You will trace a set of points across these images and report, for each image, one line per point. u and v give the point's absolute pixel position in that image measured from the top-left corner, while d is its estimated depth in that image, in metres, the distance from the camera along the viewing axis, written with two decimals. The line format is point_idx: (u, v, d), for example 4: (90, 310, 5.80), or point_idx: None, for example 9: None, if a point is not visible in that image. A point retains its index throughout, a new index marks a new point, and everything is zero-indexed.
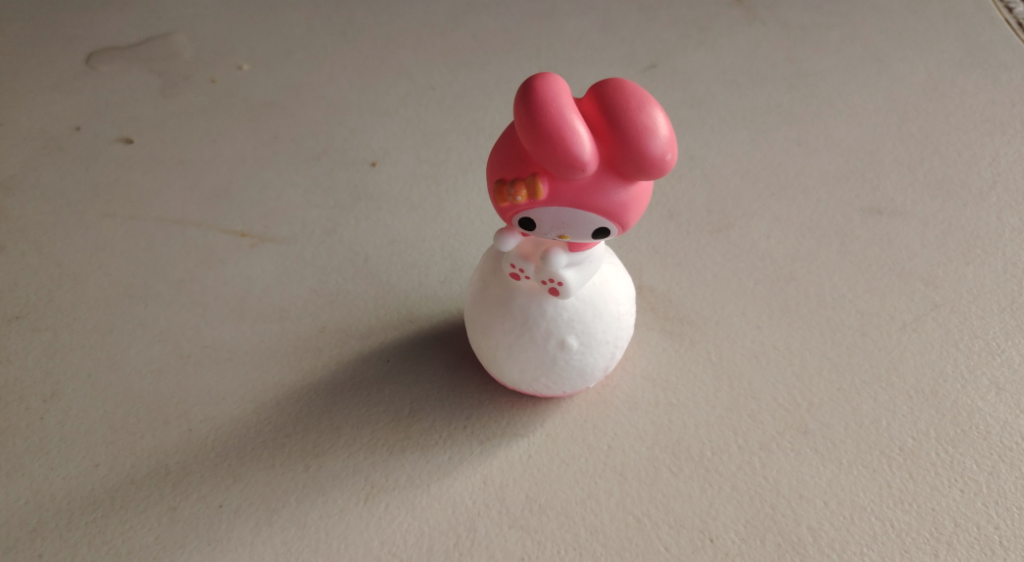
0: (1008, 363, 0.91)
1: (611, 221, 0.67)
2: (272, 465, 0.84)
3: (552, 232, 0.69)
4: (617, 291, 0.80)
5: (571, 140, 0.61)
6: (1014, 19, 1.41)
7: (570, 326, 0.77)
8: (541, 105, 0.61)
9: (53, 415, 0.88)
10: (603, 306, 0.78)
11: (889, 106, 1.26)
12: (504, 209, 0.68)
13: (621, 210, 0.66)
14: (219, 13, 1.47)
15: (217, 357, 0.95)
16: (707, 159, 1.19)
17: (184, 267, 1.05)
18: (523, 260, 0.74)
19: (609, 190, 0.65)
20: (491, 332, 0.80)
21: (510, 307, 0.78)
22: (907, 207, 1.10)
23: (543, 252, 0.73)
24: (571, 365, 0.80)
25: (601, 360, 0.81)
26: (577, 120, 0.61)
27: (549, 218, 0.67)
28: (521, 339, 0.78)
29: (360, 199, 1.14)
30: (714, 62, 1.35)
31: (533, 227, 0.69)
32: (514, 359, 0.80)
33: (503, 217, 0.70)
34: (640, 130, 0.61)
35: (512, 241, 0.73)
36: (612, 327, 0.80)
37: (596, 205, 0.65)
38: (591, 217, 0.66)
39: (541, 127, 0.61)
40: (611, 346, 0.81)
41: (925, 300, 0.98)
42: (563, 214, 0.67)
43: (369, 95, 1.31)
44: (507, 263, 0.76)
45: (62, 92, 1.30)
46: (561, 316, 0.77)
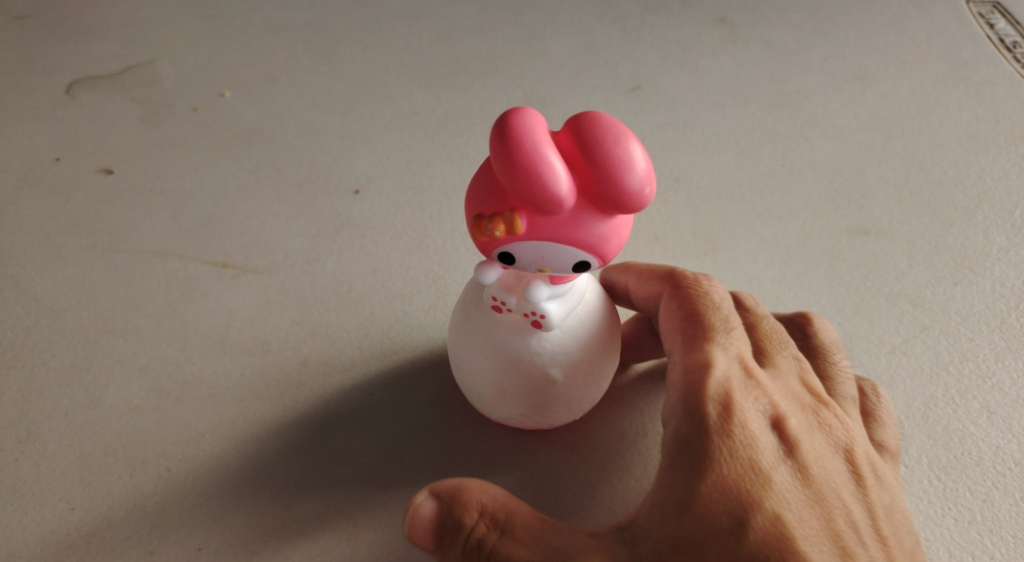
0: (998, 387, 0.90)
1: (591, 254, 0.66)
2: (253, 506, 0.83)
3: (532, 267, 0.68)
4: (601, 322, 0.78)
5: (548, 176, 0.60)
6: (996, 36, 1.42)
7: (554, 359, 0.76)
8: (517, 140, 0.60)
9: (28, 456, 0.87)
10: (586, 338, 0.77)
11: (873, 124, 1.25)
12: (483, 243, 0.67)
13: (601, 245, 0.65)
14: (199, 38, 1.46)
15: (197, 394, 0.93)
16: (692, 181, 1.18)
17: (164, 301, 1.03)
18: (504, 292, 0.73)
19: (588, 224, 0.64)
20: (475, 366, 0.78)
21: (493, 340, 0.76)
22: (894, 228, 1.09)
23: (524, 284, 0.72)
24: (555, 399, 0.78)
25: (587, 393, 0.79)
26: (553, 156, 0.61)
27: (528, 253, 0.66)
28: (505, 374, 0.76)
29: (343, 228, 1.13)
30: (698, 82, 1.35)
31: (513, 261, 0.68)
32: (498, 392, 0.78)
33: (482, 251, 0.69)
34: (618, 165, 0.61)
35: (492, 274, 0.72)
36: (597, 359, 0.78)
37: (574, 240, 0.64)
38: (571, 251, 0.65)
39: (516, 162, 0.60)
40: (597, 378, 0.79)
41: (914, 322, 0.97)
42: (543, 248, 0.65)
43: (351, 121, 1.30)
44: (488, 296, 0.74)
45: (41, 122, 1.28)
46: (544, 348, 0.76)
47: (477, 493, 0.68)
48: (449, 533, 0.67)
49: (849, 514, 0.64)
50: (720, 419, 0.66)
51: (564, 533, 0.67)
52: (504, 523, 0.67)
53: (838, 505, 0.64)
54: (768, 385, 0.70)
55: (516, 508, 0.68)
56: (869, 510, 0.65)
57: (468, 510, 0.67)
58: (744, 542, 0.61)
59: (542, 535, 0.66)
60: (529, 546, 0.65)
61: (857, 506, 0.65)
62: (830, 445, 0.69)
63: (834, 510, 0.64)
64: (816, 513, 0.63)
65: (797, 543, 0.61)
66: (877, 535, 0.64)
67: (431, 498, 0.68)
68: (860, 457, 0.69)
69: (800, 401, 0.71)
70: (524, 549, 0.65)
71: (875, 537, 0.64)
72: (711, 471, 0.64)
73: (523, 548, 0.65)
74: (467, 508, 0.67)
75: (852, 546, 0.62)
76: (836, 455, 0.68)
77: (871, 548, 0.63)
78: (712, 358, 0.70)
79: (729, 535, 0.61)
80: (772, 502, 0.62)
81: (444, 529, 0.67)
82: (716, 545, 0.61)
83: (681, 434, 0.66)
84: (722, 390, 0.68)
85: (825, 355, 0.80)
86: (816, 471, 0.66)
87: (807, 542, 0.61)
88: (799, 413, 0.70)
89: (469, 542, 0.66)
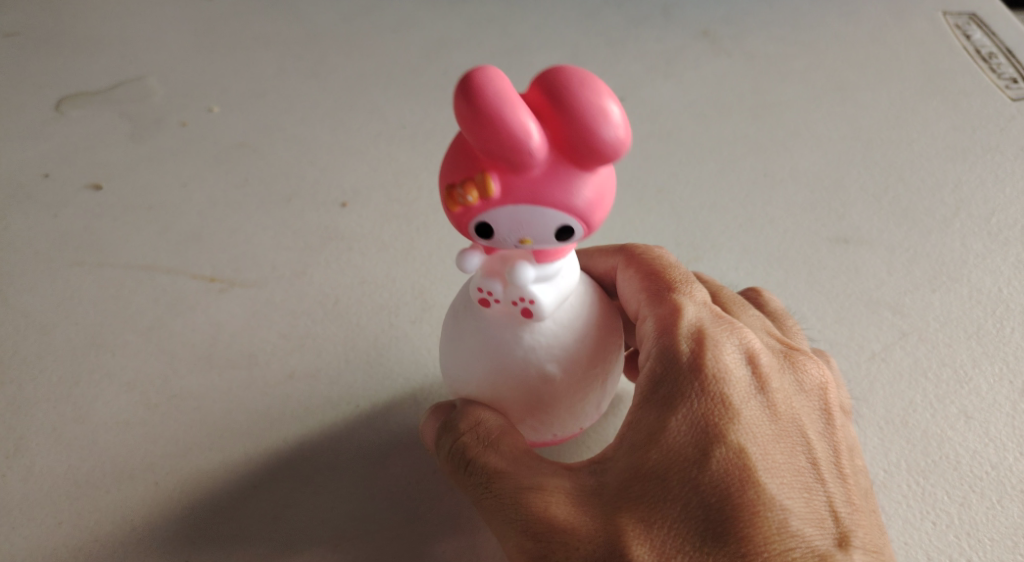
0: (975, 391, 0.92)
1: (572, 215, 0.63)
2: (239, 517, 0.84)
3: (512, 239, 0.65)
4: (595, 311, 0.76)
5: (514, 123, 0.58)
6: (972, 47, 1.44)
7: (549, 351, 0.73)
8: (479, 90, 0.58)
9: (16, 471, 0.87)
10: (582, 328, 0.74)
11: (853, 134, 1.27)
12: (455, 214, 0.65)
13: (581, 203, 0.63)
14: (189, 53, 1.47)
15: (186, 407, 0.94)
16: (675, 192, 1.19)
17: (153, 315, 1.04)
18: (489, 280, 0.70)
19: (562, 178, 0.62)
20: (467, 368, 0.74)
21: (484, 338, 0.73)
22: (873, 236, 1.11)
23: (509, 265, 0.69)
24: (554, 399, 0.74)
25: (587, 391, 0.75)
26: (518, 104, 0.59)
27: (506, 220, 0.64)
28: (500, 373, 0.73)
29: (330, 240, 1.14)
30: (681, 94, 1.37)
31: (492, 234, 0.65)
32: (494, 395, 0.74)
33: (459, 228, 0.66)
34: (586, 107, 0.59)
35: (474, 259, 0.70)
36: (594, 351, 0.75)
37: (552, 198, 0.62)
38: (548, 212, 0.63)
39: (481, 112, 0.58)
40: (596, 374, 0.76)
41: (893, 328, 0.99)
42: (520, 212, 0.63)
43: (339, 134, 1.31)
44: (474, 288, 0.72)
45: (31, 139, 1.29)
46: (538, 341, 0.73)
47: (483, 410, 0.72)
48: (447, 435, 0.72)
49: (813, 453, 0.65)
50: (693, 355, 0.67)
51: (547, 460, 0.67)
52: (493, 438, 0.69)
53: (802, 443, 0.65)
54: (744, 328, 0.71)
55: (512, 434, 0.70)
56: (833, 450, 0.66)
57: (466, 419, 0.71)
58: (707, 473, 0.61)
59: (527, 455, 0.67)
60: (507, 459, 0.67)
61: (822, 444, 0.66)
62: (804, 387, 0.69)
63: (797, 448, 0.65)
64: (782, 450, 0.64)
65: (758, 476, 0.61)
66: (838, 474, 0.65)
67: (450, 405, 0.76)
68: (834, 402, 0.69)
69: (774, 347, 0.72)
70: (503, 460, 0.67)
71: (834, 475, 0.65)
72: (680, 407, 0.64)
73: (501, 459, 0.67)
74: (467, 418, 0.71)
75: (811, 483, 0.63)
76: (808, 397, 0.69)
77: (830, 487, 0.64)
78: (683, 304, 0.72)
79: (694, 465, 0.62)
80: (739, 435, 0.63)
81: (445, 428, 0.73)
82: (677, 475, 0.62)
83: (655, 373, 0.67)
84: (695, 329, 0.69)
85: (776, 320, 0.82)
86: (784, 408, 0.66)
87: (770, 475, 0.62)
88: (773, 355, 0.70)
89: (458, 446, 0.70)
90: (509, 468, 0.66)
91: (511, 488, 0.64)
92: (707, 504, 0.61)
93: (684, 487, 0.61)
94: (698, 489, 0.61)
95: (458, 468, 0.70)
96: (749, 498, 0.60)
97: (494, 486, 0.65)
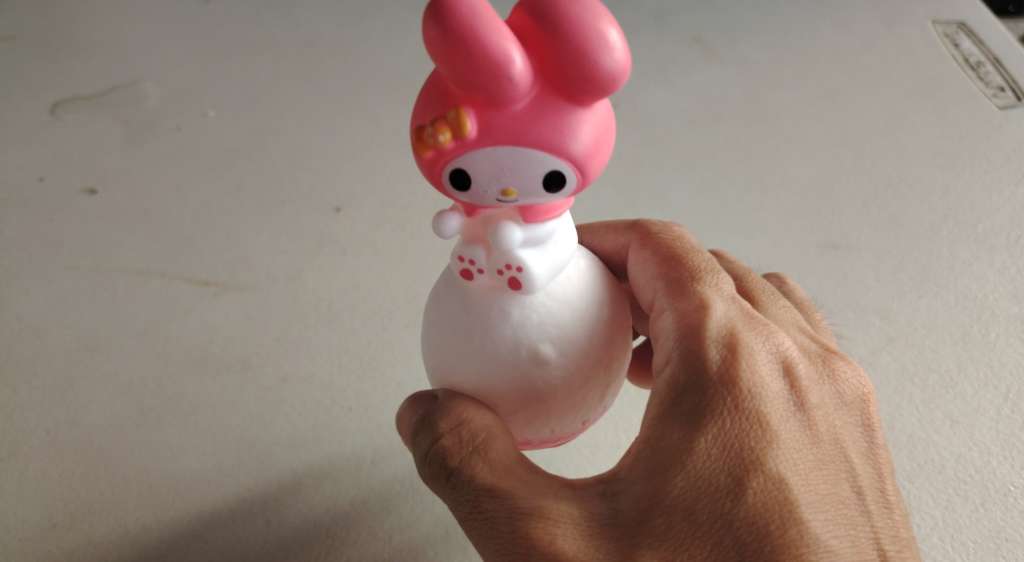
0: (961, 396, 0.93)
1: (561, 158, 0.56)
2: (232, 520, 0.85)
3: (494, 189, 0.57)
4: (597, 287, 0.67)
5: (491, 43, 0.51)
6: (961, 55, 1.45)
7: (542, 328, 0.64)
8: (450, 7, 0.51)
9: (10, 474, 0.88)
10: (580, 305, 0.65)
11: (843, 141, 1.29)
12: (426, 161, 0.57)
13: (572, 143, 0.55)
14: (184, 58, 1.48)
15: (179, 411, 0.95)
16: (667, 197, 1.21)
17: (148, 319, 1.05)
18: (470, 246, 0.62)
19: (549, 114, 0.54)
20: (450, 354, 0.65)
21: (470, 317, 0.64)
22: (862, 242, 1.12)
23: (492, 227, 0.60)
24: (550, 385, 0.64)
25: (589, 378, 0.66)
26: (497, 22, 0.52)
27: (485, 165, 0.56)
28: (487, 358, 0.64)
29: (324, 245, 1.15)
30: (673, 100, 1.38)
31: (470, 184, 0.57)
32: (483, 382, 0.64)
33: (433, 181, 0.59)
34: (575, 25, 0.52)
35: (453, 221, 0.62)
36: (594, 331, 0.66)
37: (537, 137, 0.55)
38: (534, 154, 0.55)
39: (453, 30, 0.51)
40: (599, 359, 0.66)
41: (881, 333, 1.00)
42: (501, 155, 0.55)
43: (334, 139, 1.32)
44: (454, 259, 0.63)
45: (26, 143, 1.29)
46: (529, 318, 0.63)
47: (469, 405, 0.63)
48: (426, 433, 0.63)
49: (856, 479, 0.60)
50: (724, 365, 0.60)
51: (543, 474, 0.61)
52: (478, 444, 0.61)
53: (845, 469, 0.60)
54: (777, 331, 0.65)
55: (501, 439, 0.62)
56: (875, 474, 0.62)
57: (446, 415, 0.63)
58: (742, 506, 0.56)
59: (520, 468, 0.60)
60: (496, 471, 0.60)
61: (864, 469, 0.61)
62: (842, 400, 0.64)
63: (839, 474, 0.59)
64: (825, 477, 0.59)
65: (801, 511, 0.56)
66: (882, 503, 0.60)
67: (432, 395, 0.67)
68: (875, 418, 0.65)
69: (806, 352, 0.66)
70: (493, 473, 0.60)
71: (878, 502, 0.60)
72: (711, 426, 0.58)
73: (492, 473, 0.60)
74: (448, 414, 0.63)
75: (856, 516, 0.58)
76: (847, 412, 0.64)
77: (874, 518, 0.59)
78: (709, 303, 0.65)
79: (728, 496, 0.56)
80: (778, 462, 0.57)
81: (422, 425, 0.64)
82: (708, 505, 0.56)
83: (679, 382, 0.60)
84: (725, 333, 0.62)
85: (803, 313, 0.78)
86: (824, 428, 0.61)
87: (814, 509, 0.57)
88: (808, 363, 0.64)
89: (438, 448, 0.62)
90: (503, 485, 0.59)
91: (507, 512, 0.57)
92: (744, 542, 0.55)
93: (716, 519, 0.55)
94: (734, 524, 0.55)
95: (438, 474, 0.62)
96: (791, 537, 0.55)
97: (486, 506, 0.59)
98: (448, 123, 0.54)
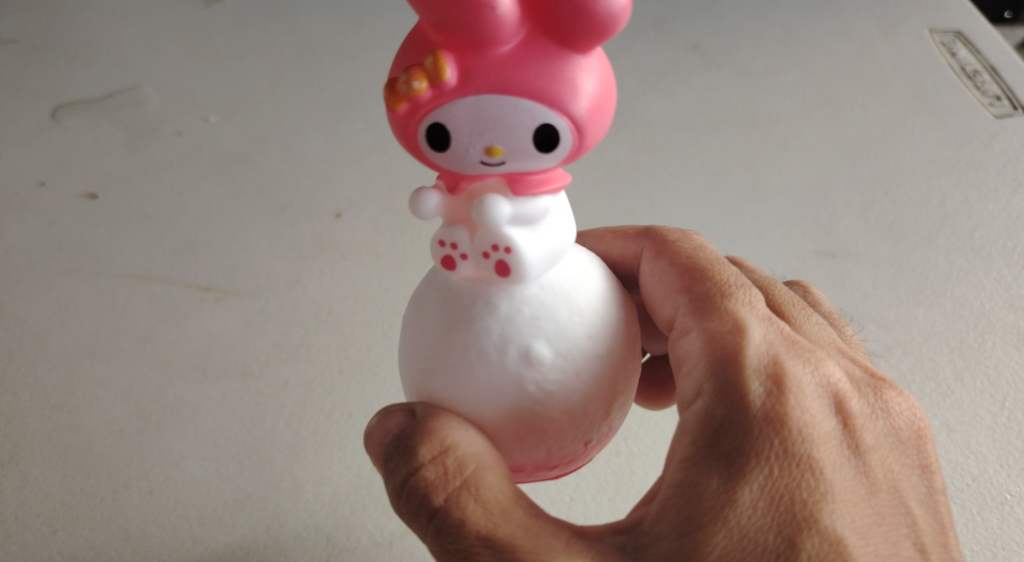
0: (957, 404, 0.94)
1: (555, 110, 0.49)
2: (233, 526, 0.85)
3: (477, 147, 0.50)
4: (606, 287, 0.59)
5: None
6: (958, 64, 1.46)
7: (535, 324, 0.54)
8: None
9: (12, 479, 0.88)
10: (581, 301, 0.57)
11: (841, 149, 1.29)
12: (399, 118, 0.51)
13: (565, 90, 0.48)
14: (185, 62, 1.48)
15: (180, 416, 0.95)
16: (666, 204, 1.21)
17: (148, 324, 1.05)
18: (451, 227, 0.54)
19: (541, 60, 0.48)
20: (429, 362, 0.56)
21: (451, 315, 0.55)
22: (860, 250, 1.13)
23: (476, 201, 0.52)
24: (546, 396, 0.55)
25: (594, 387, 0.56)
26: None
27: (466, 119, 0.49)
28: (472, 362, 0.54)
29: (324, 251, 1.15)
30: (673, 107, 1.39)
31: (450, 142, 0.50)
32: (468, 396, 0.55)
33: (408, 144, 0.52)
34: None
35: (433, 199, 0.54)
36: (599, 334, 0.57)
37: (525, 82, 0.48)
38: (523, 105, 0.48)
39: None
40: (605, 365, 0.57)
41: (879, 341, 1.01)
42: (484, 106, 0.49)
43: (334, 145, 1.32)
44: (433, 244, 0.54)
45: (27, 147, 1.30)
46: (521, 313, 0.54)
47: (453, 426, 0.53)
48: (403, 463, 0.52)
49: (916, 529, 0.54)
50: (770, 401, 0.52)
51: (544, 518, 0.52)
52: (469, 482, 0.51)
53: (904, 519, 0.54)
54: (823, 356, 0.57)
55: (492, 469, 0.52)
56: (934, 519, 0.56)
57: (428, 442, 0.52)
58: None
59: (518, 510, 0.51)
60: (493, 517, 0.50)
61: (922, 515, 0.55)
62: (896, 435, 0.57)
63: (899, 527, 0.53)
64: (882, 534, 0.52)
65: None
66: (944, 552, 0.55)
67: (406, 410, 0.56)
68: (930, 453, 0.58)
69: (854, 377, 0.58)
70: (488, 519, 0.50)
71: (943, 557, 0.54)
72: (756, 475, 0.50)
73: (486, 518, 0.50)
74: (429, 437, 0.52)
75: None
76: (902, 448, 0.57)
77: None
78: (745, 323, 0.57)
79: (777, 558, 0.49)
80: (833, 517, 0.51)
81: (396, 450, 0.53)
82: None
83: (715, 419, 0.52)
84: (766, 361, 0.54)
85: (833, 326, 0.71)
86: (879, 472, 0.54)
87: None
88: (859, 394, 0.57)
89: (417, 483, 0.51)
90: (500, 533, 0.49)
91: None
92: None
93: None
94: None
95: (415, 513, 0.51)
96: None
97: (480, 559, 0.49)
98: (424, 69, 0.48)
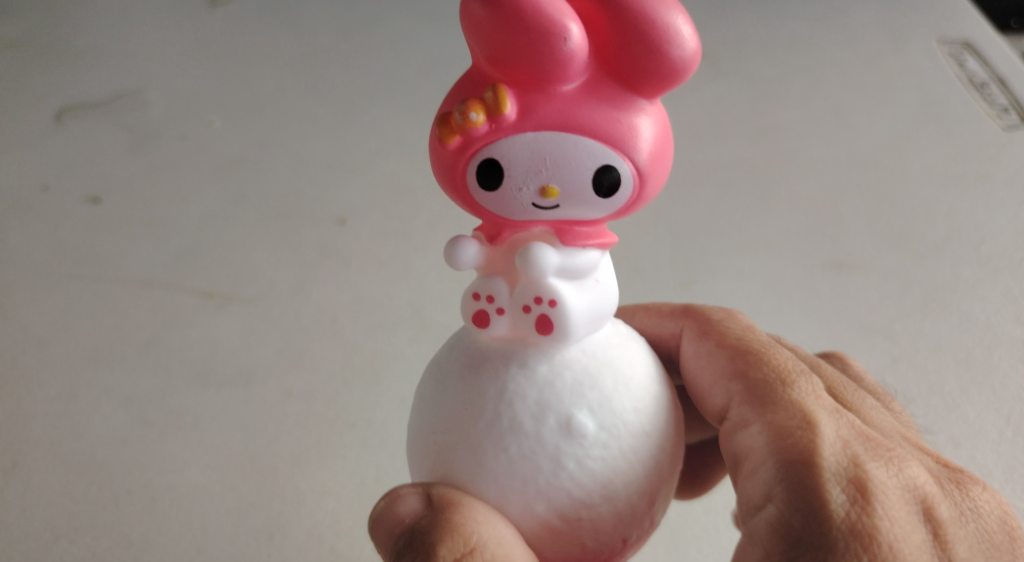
0: (963, 419, 0.94)
1: (616, 150, 0.52)
2: (236, 536, 0.86)
3: (532, 187, 0.52)
4: (655, 361, 0.61)
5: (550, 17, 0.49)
6: (965, 75, 1.46)
7: (575, 390, 0.55)
8: None
9: (13, 487, 0.88)
10: (627, 372, 0.58)
11: (848, 160, 1.29)
12: (452, 153, 0.53)
13: (625, 130, 0.51)
14: (189, 65, 1.47)
15: (182, 424, 0.95)
16: (672, 214, 1.21)
17: (151, 330, 1.05)
18: (490, 280, 0.56)
19: (605, 101, 0.51)
20: (458, 426, 0.56)
21: (489, 378, 0.56)
22: (865, 262, 1.13)
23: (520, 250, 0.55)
24: (585, 473, 0.54)
25: (633, 463, 0.56)
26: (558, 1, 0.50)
27: (523, 156, 0.52)
28: (510, 432, 0.54)
29: (328, 257, 1.15)
30: (679, 115, 1.38)
31: (502, 179, 0.53)
32: (505, 475, 0.54)
33: (455, 180, 0.54)
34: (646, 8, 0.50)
35: (472, 249, 0.56)
36: (644, 409, 0.57)
37: (588, 121, 0.51)
38: (584, 143, 0.51)
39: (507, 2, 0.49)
40: (643, 438, 0.56)
41: (884, 354, 1.01)
42: (544, 142, 0.51)
43: (338, 152, 1.32)
44: (468, 294, 0.56)
45: (30, 150, 1.29)
46: (560, 380, 0.55)
47: (479, 524, 0.51)
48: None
49: None
50: (854, 512, 0.51)
51: None
52: None
53: None
54: (901, 459, 0.57)
55: None
56: None
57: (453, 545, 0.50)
58: None
59: None
60: None
61: None
62: (984, 545, 0.55)
63: None
64: None
65: None
66: None
67: (420, 495, 0.53)
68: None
69: (936, 480, 0.58)
70: None
71: None
72: None
73: None
74: (451, 535, 0.51)
75: None
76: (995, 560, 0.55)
77: None
78: (815, 423, 0.57)
79: None
80: None
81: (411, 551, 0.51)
82: None
83: (793, 530, 0.51)
84: (846, 466, 0.54)
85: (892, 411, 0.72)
86: None
87: None
88: (942, 499, 0.56)
89: None
90: None
91: None
92: None
93: None
94: None
95: None
96: None
97: None
98: (484, 102, 0.51)
